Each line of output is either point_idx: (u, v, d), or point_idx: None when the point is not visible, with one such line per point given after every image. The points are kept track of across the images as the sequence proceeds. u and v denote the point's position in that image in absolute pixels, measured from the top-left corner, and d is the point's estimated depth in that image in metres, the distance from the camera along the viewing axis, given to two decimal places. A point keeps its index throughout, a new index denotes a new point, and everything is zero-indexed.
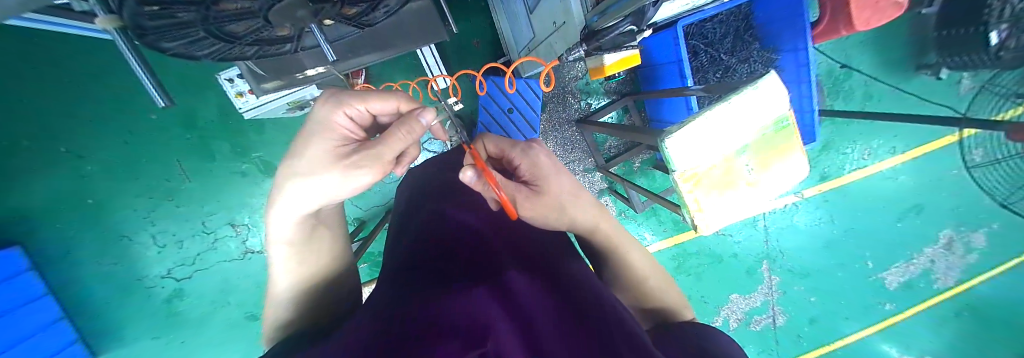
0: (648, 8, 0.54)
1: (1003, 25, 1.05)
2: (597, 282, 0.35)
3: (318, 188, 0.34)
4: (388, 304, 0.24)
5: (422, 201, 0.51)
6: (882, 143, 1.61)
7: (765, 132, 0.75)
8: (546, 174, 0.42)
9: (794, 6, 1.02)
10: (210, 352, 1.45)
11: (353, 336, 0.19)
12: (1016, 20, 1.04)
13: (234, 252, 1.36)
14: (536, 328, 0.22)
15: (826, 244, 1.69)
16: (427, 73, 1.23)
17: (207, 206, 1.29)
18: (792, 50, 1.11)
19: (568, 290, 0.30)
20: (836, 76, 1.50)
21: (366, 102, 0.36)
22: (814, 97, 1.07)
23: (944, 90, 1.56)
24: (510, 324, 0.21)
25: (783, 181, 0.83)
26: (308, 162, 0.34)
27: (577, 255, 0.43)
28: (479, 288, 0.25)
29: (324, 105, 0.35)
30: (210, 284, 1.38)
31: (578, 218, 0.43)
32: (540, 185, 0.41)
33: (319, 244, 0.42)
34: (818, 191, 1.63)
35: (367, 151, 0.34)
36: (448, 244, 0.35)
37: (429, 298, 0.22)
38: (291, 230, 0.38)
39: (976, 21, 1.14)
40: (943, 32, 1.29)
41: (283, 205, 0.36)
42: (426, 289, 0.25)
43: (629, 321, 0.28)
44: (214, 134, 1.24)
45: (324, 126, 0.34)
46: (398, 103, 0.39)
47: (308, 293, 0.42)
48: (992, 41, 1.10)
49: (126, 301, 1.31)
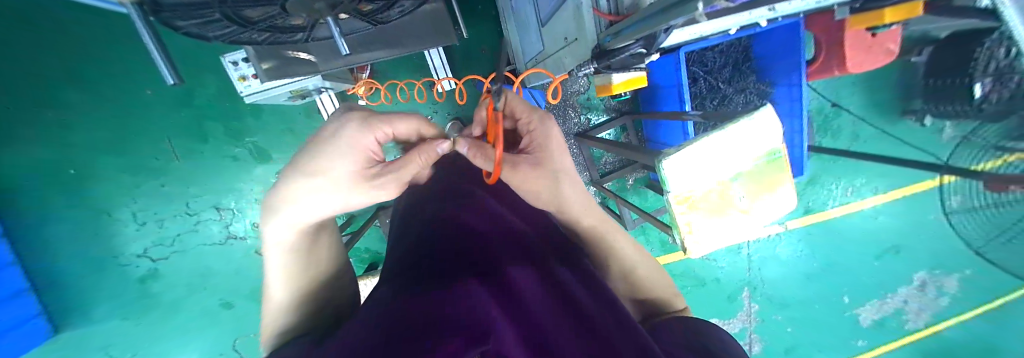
0: (659, 35, 0.49)
1: (987, 78, 1.12)
2: (593, 283, 0.35)
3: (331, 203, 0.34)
4: (391, 302, 0.24)
5: (425, 200, 0.51)
6: (865, 182, 1.67)
7: (758, 162, 0.77)
8: (552, 148, 0.39)
9: (791, 44, 1.07)
10: (174, 340, 1.38)
11: (356, 332, 0.20)
12: (1000, 75, 1.09)
13: (216, 236, 1.31)
14: (538, 333, 0.22)
15: (807, 276, 1.71)
16: (434, 75, 1.24)
17: (193, 187, 1.25)
18: (787, 85, 1.15)
19: (566, 289, 0.30)
20: (826, 114, 1.56)
21: (393, 128, 0.34)
22: (805, 132, 1.11)
23: (927, 136, 1.62)
24: (511, 322, 0.21)
25: (772, 212, 0.85)
26: (327, 180, 0.32)
27: (576, 257, 0.42)
28: (480, 288, 0.24)
29: (353, 125, 0.31)
30: (189, 268, 1.33)
31: (572, 208, 0.42)
32: (542, 157, 0.38)
33: (320, 247, 0.40)
34: (802, 223, 1.67)
35: (393, 175, 0.34)
36: (449, 244, 0.35)
37: (429, 297, 0.22)
38: (291, 236, 0.36)
39: (965, 71, 1.19)
40: (931, 78, 1.35)
41: (289, 214, 0.33)
42: (427, 288, 0.25)
43: (632, 327, 0.27)
44: (209, 114, 1.22)
45: (352, 146, 0.31)
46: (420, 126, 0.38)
47: (304, 298, 0.40)
48: (976, 93, 1.16)
49: (94, 278, 1.25)
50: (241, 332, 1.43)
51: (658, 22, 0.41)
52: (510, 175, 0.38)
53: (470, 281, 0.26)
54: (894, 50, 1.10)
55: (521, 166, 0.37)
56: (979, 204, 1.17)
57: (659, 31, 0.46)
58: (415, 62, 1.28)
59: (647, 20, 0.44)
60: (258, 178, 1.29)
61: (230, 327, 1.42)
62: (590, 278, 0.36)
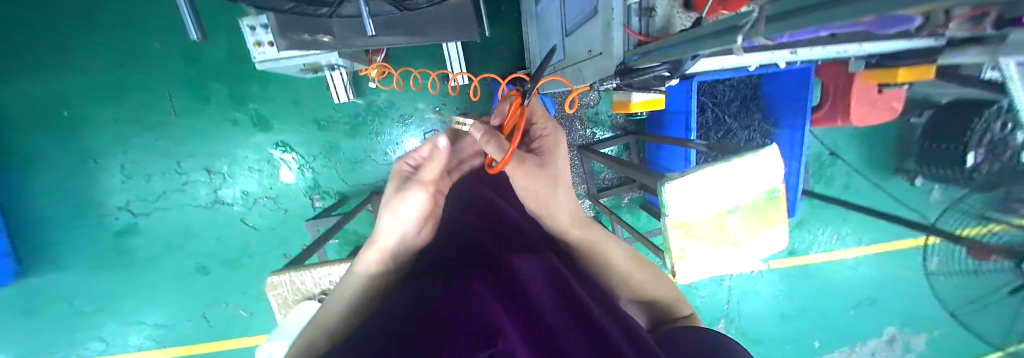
0: (686, 61, 0.49)
1: (980, 148, 1.15)
2: (597, 292, 0.34)
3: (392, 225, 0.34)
4: (398, 319, 0.24)
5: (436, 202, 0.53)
6: (850, 231, 1.70)
7: (756, 199, 0.79)
8: (555, 150, 0.41)
9: (801, 88, 1.10)
10: (141, 299, 1.34)
11: (380, 331, 0.23)
12: (993, 147, 1.14)
13: (203, 198, 1.29)
14: (544, 320, 0.24)
15: (783, 316, 1.73)
16: (448, 67, 1.25)
17: (187, 146, 1.23)
18: (789, 128, 1.19)
19: (570, 283, 0.30)
20: (823, 161, 1.60)
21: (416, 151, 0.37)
22: (801, 175, 1.15)
23: (916, 196, 1.66)
24: (515, 318, 0.24)
25: (763, 249, 0.86)
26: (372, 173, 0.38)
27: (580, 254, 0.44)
28: (486, 289, 0.27)
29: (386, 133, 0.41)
30: (170, 227, 1.30)
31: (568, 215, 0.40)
32: (548, 158, 0.39)
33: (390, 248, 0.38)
34: (785, 263, 1.70)
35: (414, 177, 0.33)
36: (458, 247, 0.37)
37: (442, 302, 0.25)
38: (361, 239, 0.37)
39: (951, 139, 1.23)
40: (926, 143, 1.33)
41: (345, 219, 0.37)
42: (440, 290, 0.28)
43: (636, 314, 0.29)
44: (214, 75, 1.20)
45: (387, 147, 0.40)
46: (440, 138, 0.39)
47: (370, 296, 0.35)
48: (968, 161, 1.19)
49: (70, 225, 1.22)
50: (213, 300, 1.39)
51: (687, 49, 0.42)
52: (516, 172, 0.35)
53: (474, 293, 0.26)
54: (896, 108, 1.13)
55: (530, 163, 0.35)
56: (954, 270, 1.17)
57: (689, 57, 0.45)
58: (430, 53, 1.28)
59: (676, 46, 0.44)
60: (254, 146, 1.27)
61: (202, 293, 1.38)
62: (593, 288, 0.36)
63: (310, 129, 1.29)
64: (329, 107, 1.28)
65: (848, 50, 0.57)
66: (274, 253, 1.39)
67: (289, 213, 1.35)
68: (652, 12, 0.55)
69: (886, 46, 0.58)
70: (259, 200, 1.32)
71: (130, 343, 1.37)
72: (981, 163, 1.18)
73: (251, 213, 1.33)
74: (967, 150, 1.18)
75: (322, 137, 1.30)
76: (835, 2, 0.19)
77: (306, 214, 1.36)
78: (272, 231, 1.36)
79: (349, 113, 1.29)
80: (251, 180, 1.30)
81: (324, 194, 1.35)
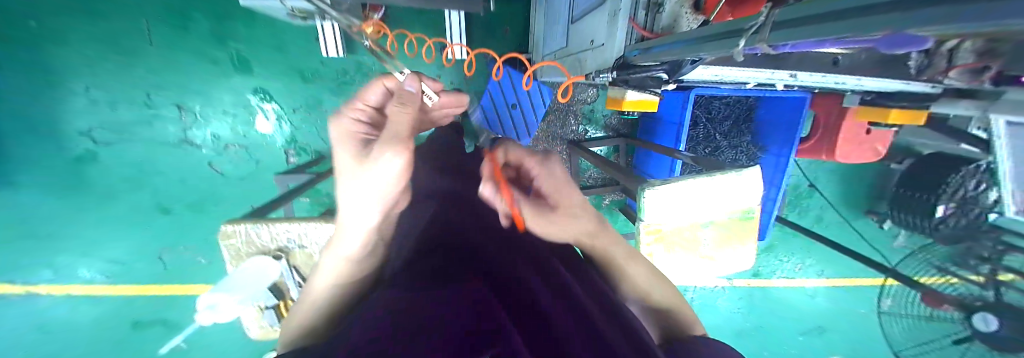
0: (684, 63, 0.47)
1: (951, 203, 1.21)
2: (593, 279, 0.34)
3: (366, 187, 0.35)
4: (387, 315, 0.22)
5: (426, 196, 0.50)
6: (813, 262, 1.79)
7: (732, 216, 0.83)
8: (560, 184, 0.41)
9: (793, 117, 1.12)
10: (94, 232, 1.28)
11: (366, 330, 0.21)
12: (963, 203, 1.18)
13: (171, 137, 1.22)
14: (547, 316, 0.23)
15: (738, 333, 1.82)
16: (449, 37, 1.21)
17: (159, 79, 1.16)
18: (775, 154, 1.21)
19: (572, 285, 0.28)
20: (801, 191, 1.66)
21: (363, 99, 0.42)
22: (777, 201, 1.19)
23: (880, 238, 1.74)
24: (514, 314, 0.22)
25: (730, 266, 0.89)
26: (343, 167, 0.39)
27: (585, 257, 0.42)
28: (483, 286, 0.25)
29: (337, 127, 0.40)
30: (132, 161, 1.23)
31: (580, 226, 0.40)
32: (554, 200, 0.41)
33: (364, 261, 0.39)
34: (746, 283, 1.78)
35: (385, 137, 0.35)
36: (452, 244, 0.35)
37: (435, 297, 0.23)
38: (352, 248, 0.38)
39: (925, 189, 1.28)
40: (902, 188, 1.38)
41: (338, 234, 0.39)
42: (434, 285, 0.26)
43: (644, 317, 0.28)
44: (196, 6, 1.12)
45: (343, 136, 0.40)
46: (383, 83, 0.43)
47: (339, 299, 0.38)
48: (938, 213, 1.25)
49: (23, 144, 1.14)
50: (173, 242, 1.34)
51: (690, 50, 0.40)
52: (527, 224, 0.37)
53: (468, 291, 0.24)
54: (881, 151, 1.18)
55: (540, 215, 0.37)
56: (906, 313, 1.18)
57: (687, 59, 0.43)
58: (433, 21, 1.23)
59: (679, 44, 0.43)
60: (232, 90, 1.20)
61: (162, 233, 1.33)
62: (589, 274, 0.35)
63: (294, 80, 1.23)
64: (316, 60, 1.23)
65: (848, 83, 0.58)
66: (242, 204, 1.34)
67: (261, 165, 1.31)
68: (660, 7, 0.53)
69: (884, 84, 0.58)
70: (230, 147, 1.27)
71: (80, 275, 1.31)
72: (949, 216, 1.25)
73: (221, 158, 1.28)
74: (938, 202, 1.23)
75: (306, 91, 1.25)
76: (861, 11, 0.18)
77: (278, 167, 1.31)
78: (241, 180, 1.31)
79: (337, 69, 1.25)
80: (223, 124, 1.23)
81: (300, 150, 1.31)
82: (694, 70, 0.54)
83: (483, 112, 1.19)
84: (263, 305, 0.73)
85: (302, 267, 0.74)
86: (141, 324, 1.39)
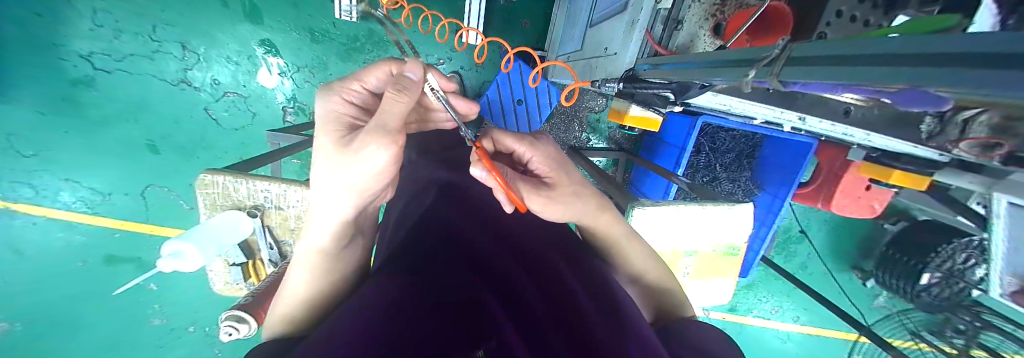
0: (694, 85, 0.45)
1: (938, 272, 1.21)
2: (596, 273, 0.41)
3: (347, 174, 0.36)
4: (403, 314, 0.25)
5: (422, 190, 0.53)
6: (791, 307, 1.80)
7: (715, 250, 0.84)
8: (556, 167, 0.47)
9: (796, 160, 1.12)
10: (77, 158, 1.26)
11: (386, 324, 0.24)
12: (951, 275, 1.20)
13: (170, 74, 1.21)
14: (537, 322, 0.27)
15: None
16: (465, 22, 1.20)
17: (167, 12, 1.15)
18: (771, 195, 1.22)
19: (563, 292, 0.33)
20: (791, 236, 1.67)
21: (361, 81, 0.43)
22: (765, 242, 1.20)
23: (863, 295, 1.75)
24: (513, 322, 0.26)
25: (705, 297, 0.91)
26: (323, 153, 0.39)
27: (580, 251, 0.48)
28: (486, 295, 0.29)
29: (325, 98, 0.41)
30: (126, 92, 1.22)
31: (581, 216, 0.47)
32: (553, 178, 0.46)
33: (351, 252, 0.42)
34: (722, 316, 1.79)
35: (371, 127, 0.35)
36: (454, 241, 0.39)
37: (447, 303, 0.27)
38: (326, 240, 0.40)
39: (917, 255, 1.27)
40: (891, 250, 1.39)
41: (315, 222, 0.40)
42: (442, 287, 0.29)
43: (630, 318, 0.33)
44: None
45: (327, 113, 0.40)
46: (387, 69, 0.44)
47: (324, 296, 0.41)
48: (924, 279, 1.25)
49: (28, 58, 1.13)
50: (158, 181, 1.33)
51: (701, 74, 0.39)
52: (531, 202, 0.42)
53: (472, 300, 0.28)
54: (877, 209, 1.17)
55: (535, 193, 0.42)
56: None
57: (698, 81, 0.42)
58: (452, 5, 1.22)
59: (693, 65, 0.43)
60: (238, 36, 1.19)
61: (145, 169, 1.31)
62: (592, 269, 0.42)
63: (303, 38, 1.22)
64: (328, 21, 1.22)
65: (856, 136, 0.57)
66: (230, 153, 1.33)
67: (257, 117, 1.30)
68: (679, 25, 0.54)
69: (889, 143, 0.58)
70: (227, 95, 1.25)
71: (59, 200, 1.29)
72: (934, 286, 1.24)
73: (217, 105, 1.26)
74: (926, 268, 1.23)
75: (313, 51, 1.24)
76: (898, 60, 0.17)
77: (273, 124, 1.30)
78: (234, 131, 1.30)
79: (348, 35, 1.25)
80: (225, 70, 1.22)
81: (299, 110, 1.30)
82: (702, 95, 0.52)
83: (486, 102, 1.14)
84: (230, 261, 0.74)
85: (276, 229, 0.74)
86: (116, 260, 1.38)
